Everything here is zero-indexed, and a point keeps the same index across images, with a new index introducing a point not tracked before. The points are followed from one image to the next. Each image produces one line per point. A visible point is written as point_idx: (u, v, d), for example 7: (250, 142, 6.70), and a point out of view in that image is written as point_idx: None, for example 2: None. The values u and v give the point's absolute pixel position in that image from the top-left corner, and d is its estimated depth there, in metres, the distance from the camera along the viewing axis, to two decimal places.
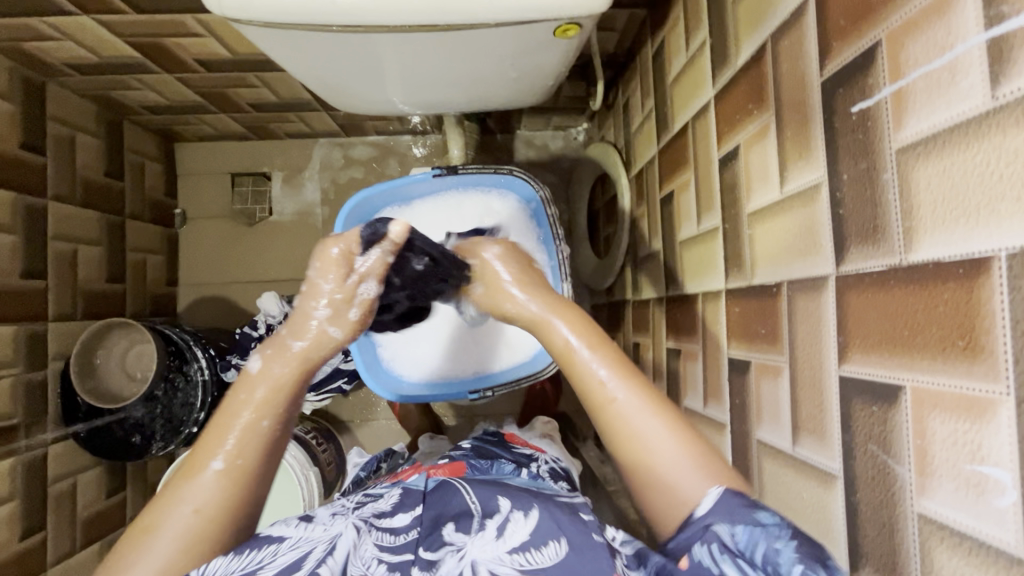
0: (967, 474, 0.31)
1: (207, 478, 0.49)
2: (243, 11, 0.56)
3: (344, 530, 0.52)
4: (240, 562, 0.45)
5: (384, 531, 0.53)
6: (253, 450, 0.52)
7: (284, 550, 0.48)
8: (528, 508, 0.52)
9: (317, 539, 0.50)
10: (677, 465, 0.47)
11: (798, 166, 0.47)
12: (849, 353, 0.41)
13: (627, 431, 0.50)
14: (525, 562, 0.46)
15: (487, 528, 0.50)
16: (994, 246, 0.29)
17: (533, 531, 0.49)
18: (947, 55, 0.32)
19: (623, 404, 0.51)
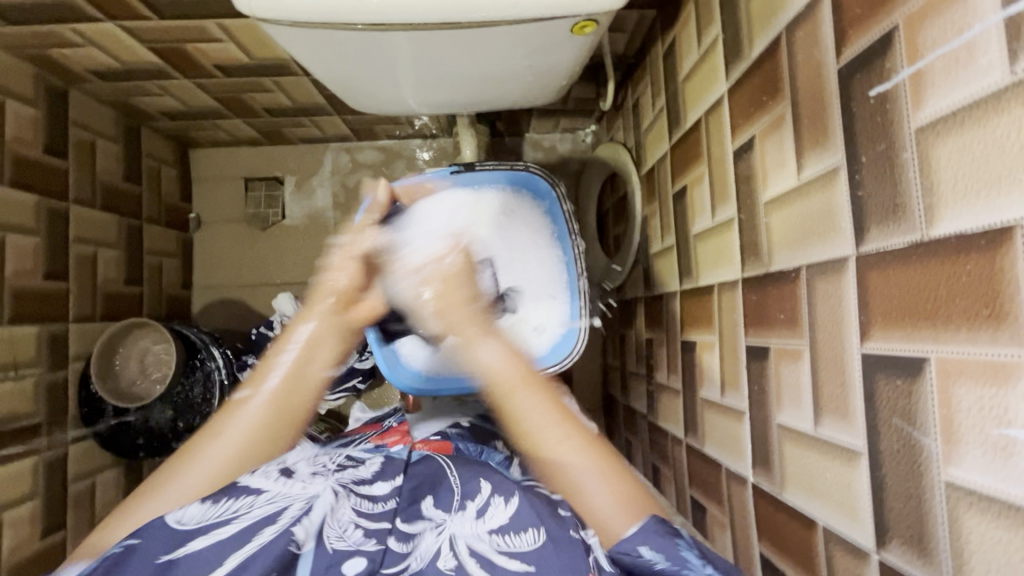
0: (993, 439, 0.32)
1: (251, 404, 0.57)
2: (272, 11, 0.58)
3: (321, 491, 0.55)
4: (217, 510, 0.51)
5: (362, 497, 0.57)
6: (286, 390, 0.59)
7: (261, 503, 0.52)
8: (508, 494, 0.55)
9: (295, 496, 0.54)
10: (601, 490, 0.53)
11: (815, 153, 0.48)
12: (871, 330, 0.42)
13: (557, 458, 0.55)
14: (500, 544, 0.51)
15: (467, 508, 0.55)
16: (1016, 215, 0.30)
17: (510, 518, 0.53)
18: (964, 35, 0.33)
19: (549, 439, 0.55)
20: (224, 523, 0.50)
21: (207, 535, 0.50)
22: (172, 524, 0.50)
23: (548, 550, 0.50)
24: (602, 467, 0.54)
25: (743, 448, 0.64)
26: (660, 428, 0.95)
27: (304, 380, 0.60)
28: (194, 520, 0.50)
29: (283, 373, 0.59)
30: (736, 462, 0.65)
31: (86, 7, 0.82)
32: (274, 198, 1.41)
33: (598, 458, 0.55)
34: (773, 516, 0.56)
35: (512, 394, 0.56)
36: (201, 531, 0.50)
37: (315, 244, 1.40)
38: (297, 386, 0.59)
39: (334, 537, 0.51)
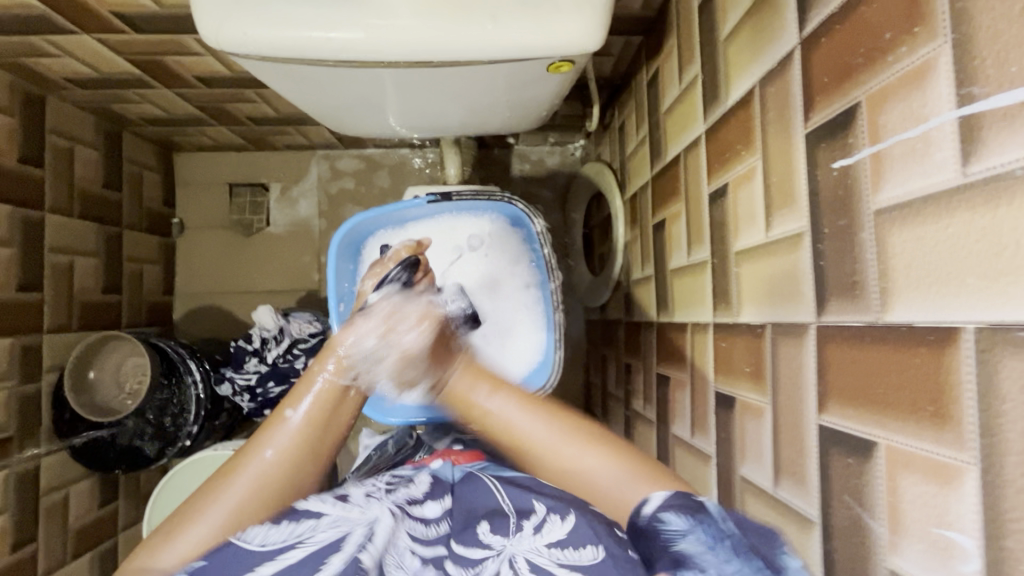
0: (934, 537, 0.32)
1: (291, 424, 0.55)
2: (240, 45, 0.57)
3: (380, 514, 0.54)
4: (280, 533, 0.50)
5: (416, 519, 0.57)
6: (327, 409, 0.57)
7: (324, 527, 0.51)
8: (565, 511, 0.52)
9: (355, 520, 0.53)
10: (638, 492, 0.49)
11: (783, 214, 0.48)
12: (827, 403, 0.42)
13: (568, 466, 0.54)
14: (560, 558, 0.48)
15: (524, 527, 0.53)
16: (962, 318, 0.30)
17: (568, 533, 0.50)
18: (921, 126, 0.33)
19: (545, 444, 0.55)
20: (290, 549, 0.49)
21: (276, 561, 0.48)
22: (240, 545, 0.49)
23: (608, 566, 0.46)
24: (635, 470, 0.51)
25: (710, 492, 0.64)
26: None
27: (342, 398, 0.59)
28: (259, 542, 0.49)
29: (322, 394, 0.57)
30: None
31: (60, 20, 0.80)
32: (259, 205, 1.39)
33: (619, 463, 0.52)
34: None
35: (503, 407, 0.58)
36: (267, 556, 0.48)
37: (299, 253, 1.38)
38: (334, 407, 0.58)
39: (393, 565, 0.51)
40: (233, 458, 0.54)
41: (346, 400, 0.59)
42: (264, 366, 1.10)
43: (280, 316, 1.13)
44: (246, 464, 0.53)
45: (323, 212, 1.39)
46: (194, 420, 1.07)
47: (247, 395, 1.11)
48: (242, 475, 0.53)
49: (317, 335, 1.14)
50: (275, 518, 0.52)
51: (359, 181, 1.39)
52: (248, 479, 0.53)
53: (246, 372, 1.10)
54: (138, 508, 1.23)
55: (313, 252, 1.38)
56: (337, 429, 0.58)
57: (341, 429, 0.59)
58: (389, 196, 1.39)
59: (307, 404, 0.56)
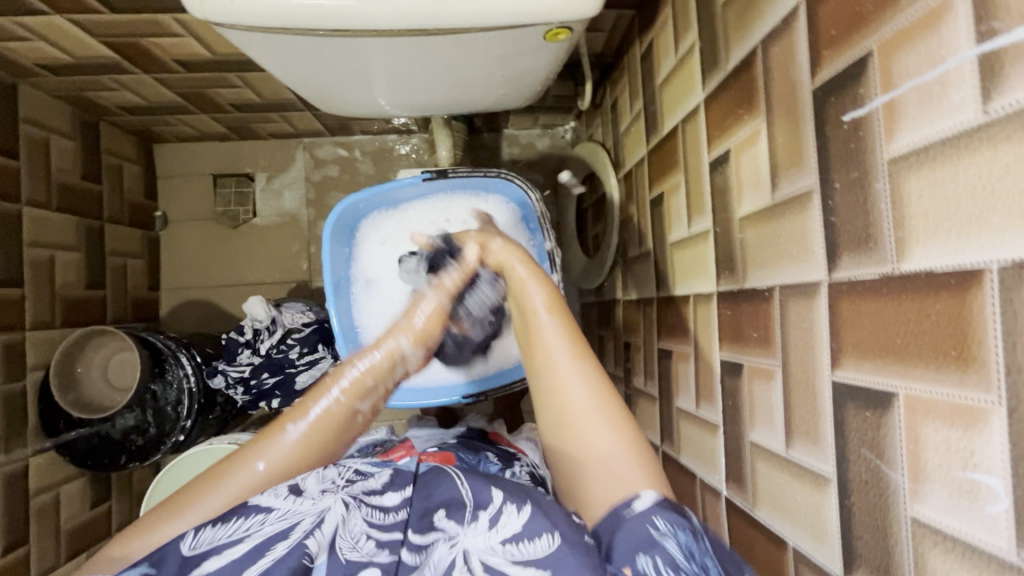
0: (959, 480, 0.32)
1: (289, 438, 0.56)
2: (228, 16, 0.55)
3: (332, 503, 0.52)
4: (227, 529, 0.49)
5: (373, 507, 0.53)
6: (327, 428, 0.58)
7: (273, 520, 0.49)
8: (522, 500, 0.48)
9: (304, 512, 0.50)
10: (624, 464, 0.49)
11: (790, 173, 0.47)
12: (842, 359, 0.41)
13: (586, 433, 0.51)
14: (515, 554, 0.45)
15: (480, 518, 0.49)
16: (986, 259, 0.30)
17: (523, 525, 0.46)
18: (938, 68, 0.32)
19: (579, 397, 0.53)
20: (235, 543, 0.47)
21: (222, 554, 0.47)
22: (186, 552, 0.47)
23: (566, 554, 0.43)
24: (633, 445, 0.50)
25: (717, 462, 0.63)
26: None
27: (345, 420, 0.59)
28: (206, 543, 0.48)
29: (324, 413, 0.57)
30: (710, 475, 0.65)
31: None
32: (245, 194, 1.35)
33: (621, 431, 0.51)
34: (746, 533, 0.56)
35: (559, 355, 0.55)
36: (214, 552, 0.47)
37: (287, 244, 1.35)
38: (333, 428, 0.58)
39: (346, 549, 0.49)
40: (225, 462, 0.55)
41: (350, 421, 0.59)
42: (257, 358, 1.08)
43: (272, 306, 1.10)
44: (235, 471, 0.54)
45: (311, 201, 1.36)
46: (188, 414, 1.04)
47: (241, 387, 1.08)
48: (231, 481, 0.53)
49: (310, 324, 1.12)
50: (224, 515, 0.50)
51: (347, 168, 1.36)
52: (236, 486, 0.53)
53: (239, 364, 1.07)
54: (131, 507, 1.20)
55: (302, 242, 1.35)
56: (331, 452, 0.58)
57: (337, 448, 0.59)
58: (378, 183, 1.36)
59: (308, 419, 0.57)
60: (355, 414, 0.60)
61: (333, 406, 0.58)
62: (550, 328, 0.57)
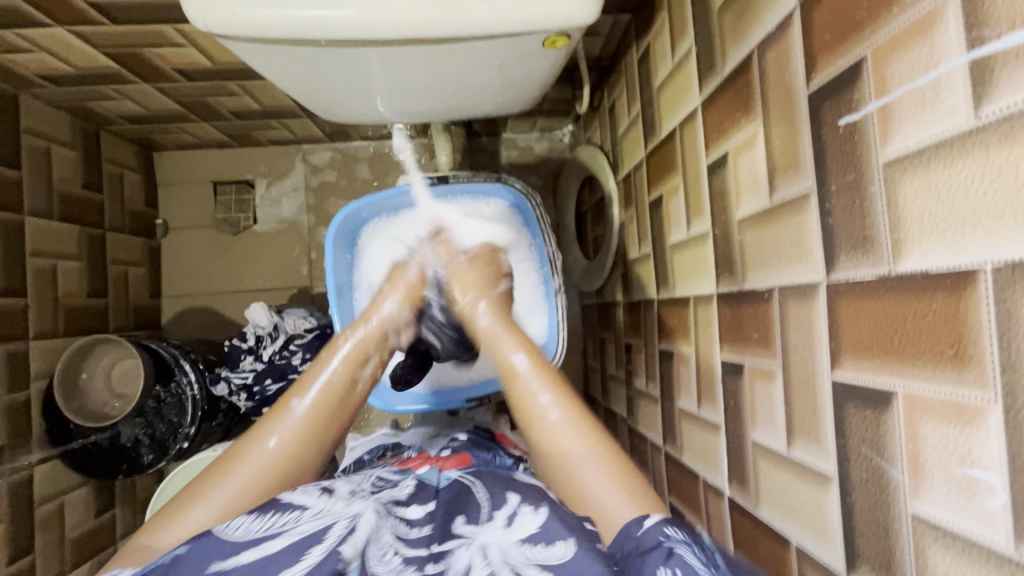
0: (958, 477, 0.33)
1: (294, 414, 0.59)
2: (230, 28, 0.55)
3: (363, 510, 0.52)
4: (264, 522, 0.50)
5: (400, 519, 0.54)
6: (330, 401, 0.61)
7: (306, 518, 0.50)
8: (537, 503, 0.52)
9: (336, 513, 0.52)
10: (601, 481, 0.52)
11: (787, 176, 0.48)
12: (841, 359, 0.42)
13: (558, 446, 0.56)
14: (533, 556, 0.46)
15: (497, 518, 0.52)
16: (980, 260, 0.31)
17: (540, 527, 0.49)
18: (931, 73, 0.33)
19: (556, 421, 0.57)
20: (270, 538, 0.48)
21: (259, 547, 0.47)
22: (222, 536, 0.48)
23: (581, 558, 0.44)
24: (600, 449, 0.54)
25: (719, 462, 0.64)
26: (639, 433, 0.95)
27: (346, 389, 0.62)
28: (240, 531, 0.48)
29: (326, 383, 0.61)
30: (712, 475, 0.66)
31: (32, 12, 0.77)
32: (245, 202, 1.36)
33: (595, 442, 0.55)
34: (749, 531, 0.57)
35: (540, 397, 0.58)
36: (251, 543, 0.47)
37: (288, 250, 1.36)
38: (336, 398, 0.61)
39: (375, 560, 0.47)
40: (237, 445, 0.57)
41: (351, 389, 0.63)
42: (259, 364, 1.08)
43: (274, 313, 1.11)
44: (249, 451, 0.56)
45: (311, 207, 1.36)
46: (191, 421, 1.04)
47: (244, 394, 1.09)
48: (247, 460, 0.56)
49: (312, 330, 1.12)
50: (260, 507, 0.52)
51: (347, 174, 1.37)
52: (254, 465, 0.56)
53: (242, 371, 1.08)
54: (135, 515, 1.20)
55: (303, 248, 1.36)
56: (339, 420, 0.61)
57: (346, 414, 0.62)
58: (378, 188, 1.37)
59: (310, 394, 0.60)
60: (358, 383, 0.63)
61: (330, 377, 0.62)
62: (526, 371, 0.61)
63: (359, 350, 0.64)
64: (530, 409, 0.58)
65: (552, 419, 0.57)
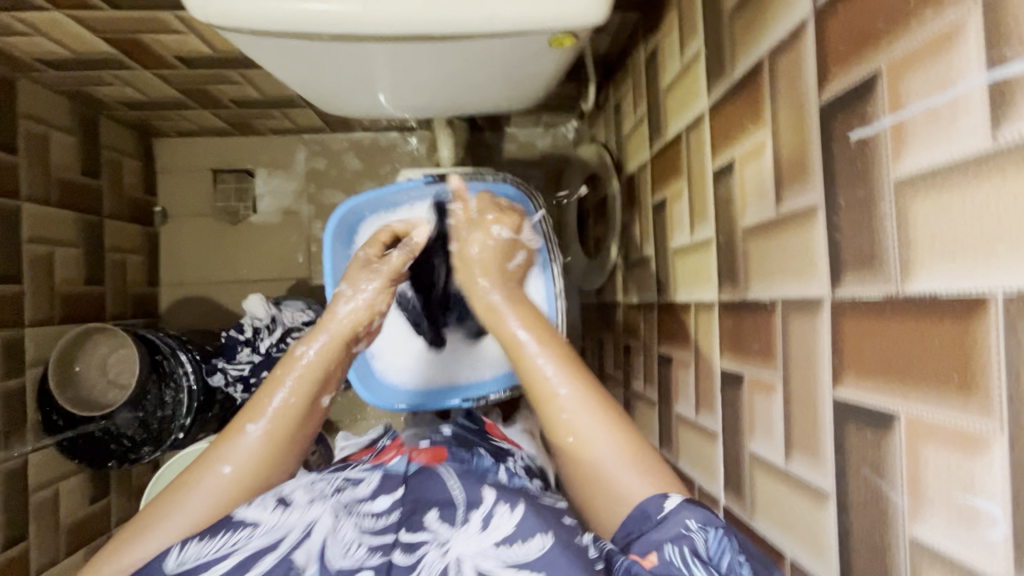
0: (959, 505, 0.32)
1: (249, 439, 0.58)
2: (231, 21, 0.54)
3: (320, 515, 0.52)
4: (214, 545, 0.49)
5: (364, 515, 0.55)
6: (289, 420, 0.60)
7: (259, 534, 0.50)
8: (513, 502, 0.51)
9: (291, 525, 0.51)
10: (613, 454, 0.54)
11: (795, 187, 0.47)
12: (843, 376, 0.42)
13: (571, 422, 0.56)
14: (509, 557, 0.46)
15: (473, 519, 0.51)
16: (991, 287, 0.30)
17: (516, 526, 0.49)
18: (947, 93, 0.32)
19: (566, 397, 0.57)
20: (221, 559, 0.48)
21: (206, 572, 0.47)
22: (171, 567, 0.47)
23: (557, 554, 0.45)
24: (598, 405, 0.56)
25: (716, 470, 0.64)
26: None
27: (303, 414, 0.61)
28: (191, 559, 0.48)
29: (283, 407, 0.59)
30: (709, 483, 0.65)
31: None
32: (245, 191, 1.35)
33: (592, 398, 0.57)
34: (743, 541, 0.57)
35: (547, 369, 0.59)
36: (203, 568, 0.47)
37: (287, 240, 1.35)
38: (294, 422, 0.60)
39: (337, 556, 0.48)
40: (191, 470, 0.57)
41: (309, 415, 0.62)
42: (257, 356, 1.08)
43: (272, 305, 1.11)
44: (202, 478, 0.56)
45: (311, 198, 1.35)
46: (188, 412, 1.03)
47: (240, 385, 1.10)
48: (200, 486, 0.55)
49: (310, 323, 1.11)
50: (210, 531, 0.50)
51: (348, 165, 1.35)
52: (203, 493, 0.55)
53: (238, 363, 1.08)
54: (131, 502, 1.21)
55: (302, 239, 1.35)
56: (292, 443, 0.60)
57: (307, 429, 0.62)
58: (381, 180, 1.36)
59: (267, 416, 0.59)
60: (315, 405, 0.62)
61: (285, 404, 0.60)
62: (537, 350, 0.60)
63: (317, 367, 0.62)
64: (541, 390, 0.58)
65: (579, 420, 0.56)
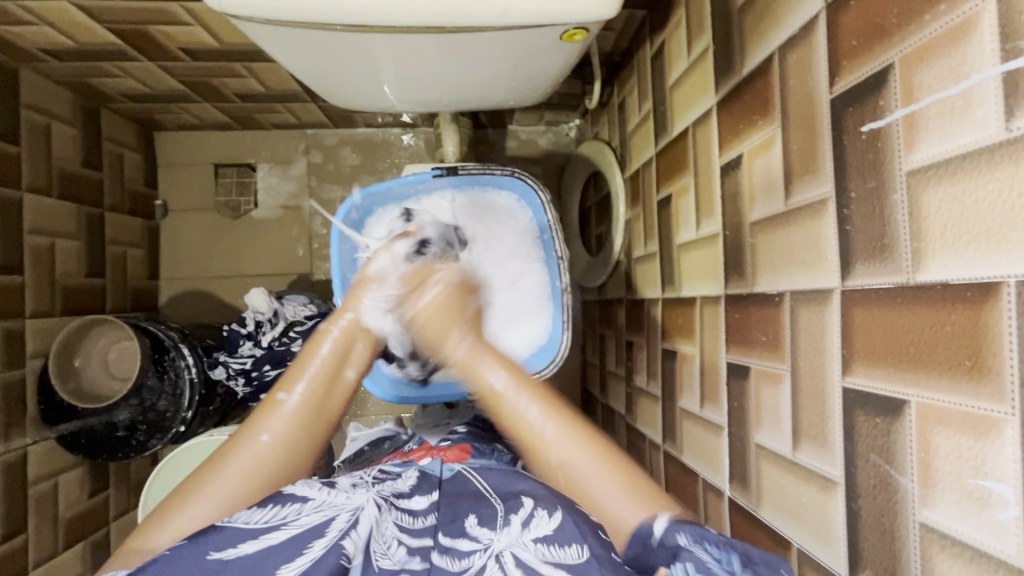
0: (969, 487, 0.33)
1: (288, 405, 0.57)
2: (245, 9, 0.54)
3: (365, 502, 0.51)
4: (264, 514, 0.48)
5: (402, 511, 0.54)
6: (326, 391, 0.59)
7: (308, 511, 0.49)
8: (553, 507, 0.50)
9: (340, 506, 0.50)
10: (614, 492, 0.52)
11: (804, 181, 0.48)
12: (853, 365, 0.42)
13: (559, 461, 0.55)
14: (547, 556, 0.46)
15: (512, 522, 0.51)
16: (1002, 273, 0.31)
17: (555, 530, 0.48)
18: (960, 84, 0.33)
19: (544, 431, 0.56)
20: (273, 529, 0.47)
21: (260, 539, 0.46)
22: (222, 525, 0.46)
23: (593, 567, 0.44)
24: (573, 430, 0.56)
25: (721, 464, 0.64)
26: (638, 431, 0.95)
27: (337, 380, 0.60)
28: (242, 523, 0.47)
29: (314, 377, 0.58)
30: (714, 476, 0.66)
31: None
32: (246, 185, 1.35)
33: (578, 435, 0.55)
34: (748, 532, 0.57)
35: (519, 402, 0.58)
36: (251, 535, 0.46)
37: (289, 235, 1.34)
38: (331, 394, 0.59)
39: (379, 555, 0.48)
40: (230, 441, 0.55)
41: (340, 385, 0.61)
42: (258, 350, 1.07)
43: (274, 298, 1.09)
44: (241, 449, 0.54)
45: (313, 193, 1.35)
46: (188, 406, 1.03)
47: (242, 378, 1.08)
48: (239, 457, 0.53)
49: (313, 317, 1.11)
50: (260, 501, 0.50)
51: (351, 161, 1.35)
52: (244, 464, 0.53)
53: (240, 355, 1.07)
54: (129, 497, 1.20)
55: (304, 234, 1.35)
56: (331, 410, 0.59)
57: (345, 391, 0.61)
58: (383, 176, 1.36)
59: (300, 386, 0.57)
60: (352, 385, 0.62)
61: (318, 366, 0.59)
62: (503, 383, 0.59)
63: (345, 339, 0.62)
64: (508, 423, 0.58)
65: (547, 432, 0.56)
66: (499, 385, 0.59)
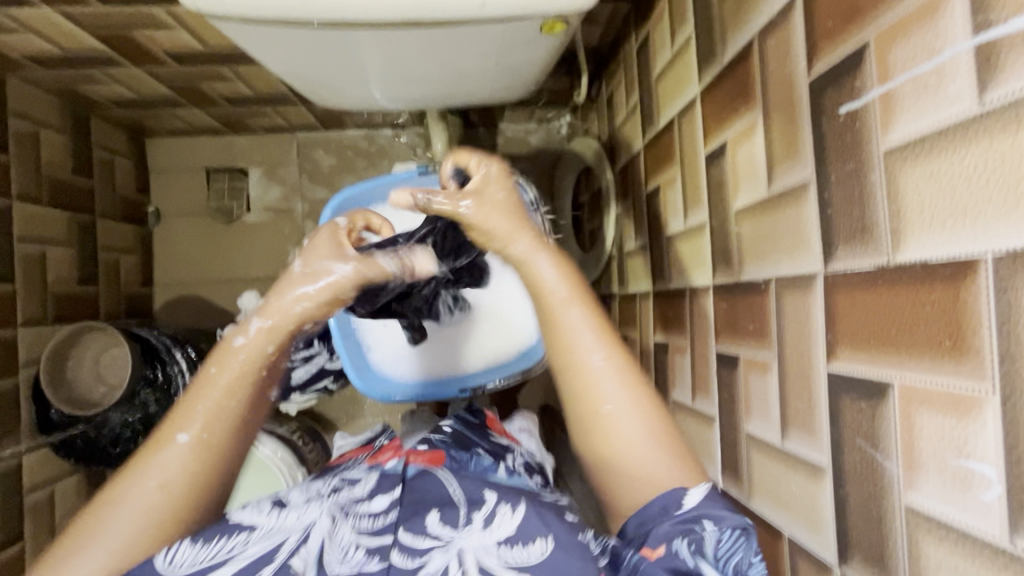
0: (953, 469, 0.32)
1: (177, 449, 0.48)
2: (222, 8, 0.54)
3: (318, 517, 0.50)
4: (208, 551, 0.46)
5: (361, 515, 0.52)
6: (224, 425, 0.50)
7: (256, 539, 0.47)
8: (516, 502, 0.50)
9: (289, 528, 0.49)
10: (640, 436, 0.51)
11: (786, 165, 0.48)
12: (837, 350, 0.42)
13: (606, 407, 0.52)
14: (508, 559, 0.45)
15: (474, 521, 0.50)
16: (979, 250, 0.30)
17: (518, 528, 0.48)
18: (935, 59, 0.33)
19: (600, 368, 0.53)
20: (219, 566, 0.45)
21: None
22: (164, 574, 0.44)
23: (560, 556, 0.45)
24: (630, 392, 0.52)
25: (713, 454, 0.64)
26: None
27: (244, 417, 0.51)
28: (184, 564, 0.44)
29: (214, 413, 0.49)
30: (707, 467, 0.65)
31: None
32: (239, 189, 1.35)
33: (639, 401, 0.52)
34: None
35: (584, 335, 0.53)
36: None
37: (280, 239, 1.34)
38: (232, 426, 0.50)
39: (335, 562, 0.46)
40: (118, 482, 0.48)
41: (251, 417, 0.52)
42: None
43: None
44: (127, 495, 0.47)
45: (304, 196, 1.35)
46: None
47: None
48: (129, 504, 0.47)
49: None
50: (205, 534, 0.47)
51: (341, 163, 1.36)
52: (130, 511, 0.47)
53: None
54: None
55: (295, 237, 1.34)
56: (234, 443, 0.50)
57: (226, 467, 0.50)
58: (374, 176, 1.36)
59: (198, 422, 0.49)
60: (257, 406, 0.52)
61: (249, 355, 0.51)
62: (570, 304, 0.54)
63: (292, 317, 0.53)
64: (566, 349, 0.53)
65: (604, 372, 0.52)
66: (575, 324, 0.54)
